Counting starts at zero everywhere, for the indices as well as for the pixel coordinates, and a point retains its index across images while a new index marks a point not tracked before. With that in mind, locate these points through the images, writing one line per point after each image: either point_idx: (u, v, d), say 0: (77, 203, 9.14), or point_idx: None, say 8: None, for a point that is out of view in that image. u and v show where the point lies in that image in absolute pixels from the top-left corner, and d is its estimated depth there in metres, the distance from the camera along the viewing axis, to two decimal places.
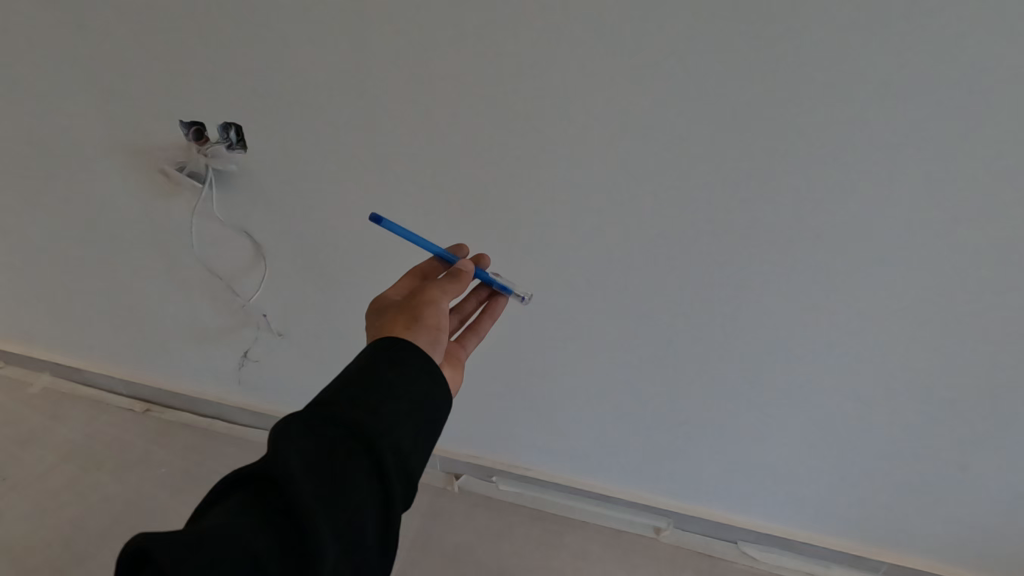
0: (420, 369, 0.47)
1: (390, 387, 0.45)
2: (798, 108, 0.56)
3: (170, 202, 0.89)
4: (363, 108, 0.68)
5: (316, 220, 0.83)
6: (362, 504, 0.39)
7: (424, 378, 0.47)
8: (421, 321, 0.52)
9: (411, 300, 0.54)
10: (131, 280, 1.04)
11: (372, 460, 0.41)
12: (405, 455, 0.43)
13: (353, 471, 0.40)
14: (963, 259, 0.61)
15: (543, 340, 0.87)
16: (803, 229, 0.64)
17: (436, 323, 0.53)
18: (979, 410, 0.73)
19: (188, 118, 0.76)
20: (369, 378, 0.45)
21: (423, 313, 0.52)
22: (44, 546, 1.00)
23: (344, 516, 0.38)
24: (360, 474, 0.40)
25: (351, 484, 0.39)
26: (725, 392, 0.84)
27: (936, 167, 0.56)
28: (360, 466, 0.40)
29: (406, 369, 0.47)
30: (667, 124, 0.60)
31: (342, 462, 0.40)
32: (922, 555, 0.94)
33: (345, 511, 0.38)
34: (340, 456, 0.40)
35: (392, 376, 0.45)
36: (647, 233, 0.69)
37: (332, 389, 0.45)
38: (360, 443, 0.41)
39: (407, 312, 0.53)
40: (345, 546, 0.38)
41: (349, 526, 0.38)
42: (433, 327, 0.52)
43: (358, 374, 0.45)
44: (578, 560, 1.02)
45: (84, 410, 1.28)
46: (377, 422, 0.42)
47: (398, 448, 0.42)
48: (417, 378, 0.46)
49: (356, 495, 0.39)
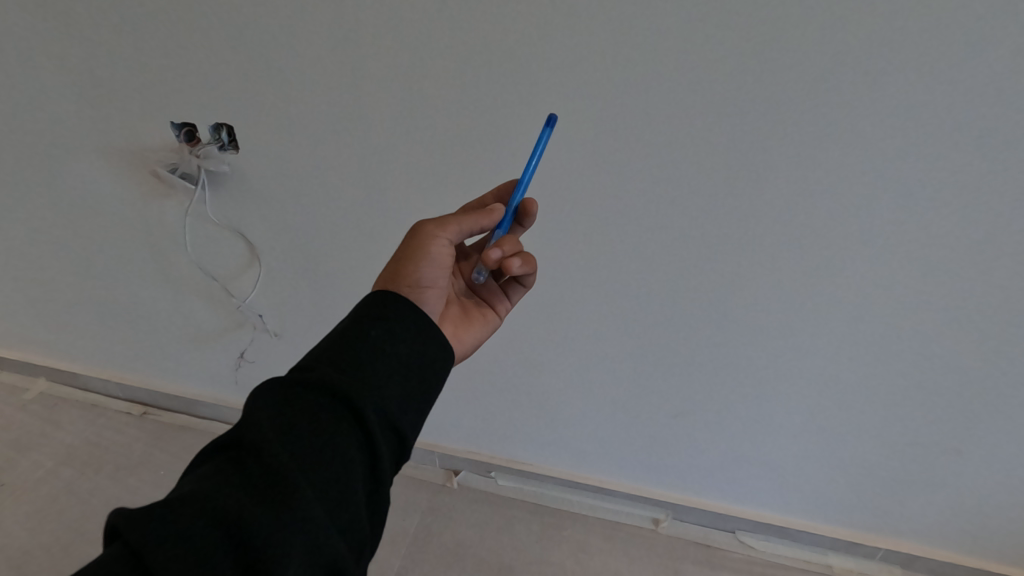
0: (408, 326, 0.47)
1: (373, 347, 0.45)
2: (787, 99, 0.56)
3: (163, 203, 0.89)
4: (356, 106, 0.68)
5: (311, 219, 0.83)
6: (348, 464, 0.40)
7: (414, 338, 0.47)
8: (401, 279, 0.51)
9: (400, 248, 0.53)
10: (126, 282, 1.04)
11: (358, 422, 0.41)
12: (391, 415, 0.43)
13: (340, 432, 0.40)
14: (952, 247, 0.62)
15: (539, 335, 0.87)
16: (795, 218, 0.64)
17: (417, 276, 0.51)
18: (971, 396, 0.74)
19: (179, 118, 0.76)
20: (351, 339, 0.45)
21: (404, 269, 0.51)
22: (43, 552, 1.00)
23: (330, 477, 0.38)
24: (344, 435, 0.40)
25: (335, 446, 0.39)
26: (721, 382, 0.84)
27: (927, 155, 0.57)
28: (344, 427, 0.41)
29: (395, 328, 0.46)
30: (658, 118, 0.60)
31: (324, 424, 0.40)
32: (918, 540, 0.95)
33: (330, 472, 0.39)
34: (323, 417, 0.40)
35: (378, 336, 0.45)
36: (639, 226, 0.69)
37: (317, 353, 0.45)
38: (342, 404, 0.41)
39: (392, 264, 0.52)
40: (333, 507, 0.38)
41: (336, 486, 0.38)
42: (416, 285, 0.51)
43: (342, 336, 0.45)
44: (578, 553, 1.03)
45: (81, 414, 1.27)
46: (361, 384, 0.42)
47: (383, 408, 0.43)
48: (402, 336, 0.46)
49: (341, 455, 0.39)
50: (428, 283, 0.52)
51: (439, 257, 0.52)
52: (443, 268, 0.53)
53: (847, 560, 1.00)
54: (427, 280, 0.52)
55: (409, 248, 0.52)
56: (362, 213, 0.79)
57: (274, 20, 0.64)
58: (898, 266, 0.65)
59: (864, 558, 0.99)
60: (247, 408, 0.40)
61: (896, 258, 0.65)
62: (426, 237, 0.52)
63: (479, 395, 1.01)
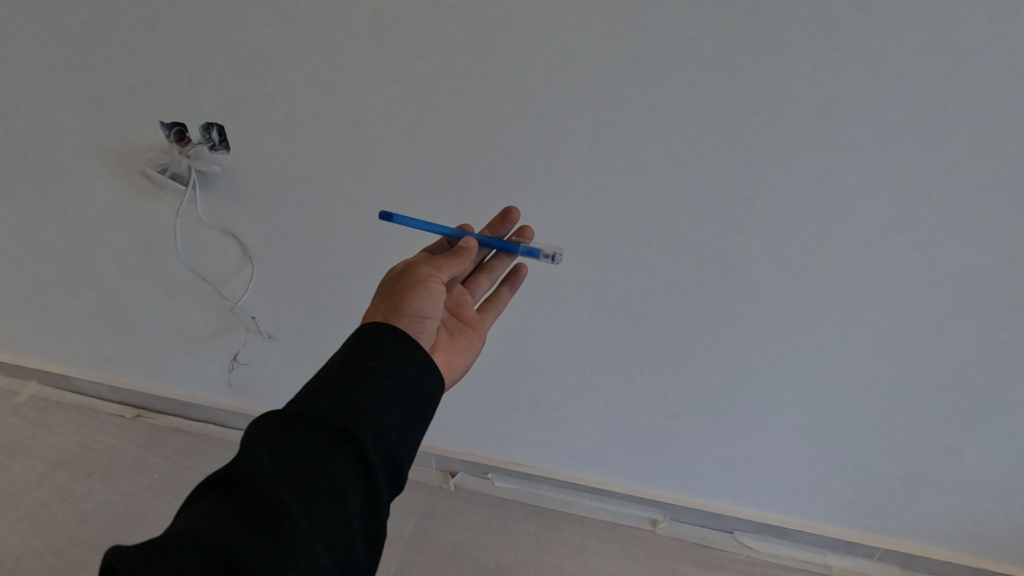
0: (404, 354, 0.46)
1: (373, 378, 0.44)
2: (787, 99, 0.55)
3: (154, 204, 0.87)
4: (349, 106, 0.67)
5: (303, 220, 0.82)
6: (345, 497, 0.39)
7: (413, 366, 0.46)
8: (403, 310, 0.52)
9: (399, 283, 0.54)
10: (117, 284, 1.02)
11: (356, 454, 0.40)
12: (389, 447, 0.42)
13: (338, 466, 0.39)
14: (952, 246, 0.61)
15: (536, 336, 0.87)
16: (793, 218, 0.64)
17: (419, 308, 0.52)
18: (970, 395, 0.74)
19: (169, 118, 0.74)
20: (352, 370, 0.44)
21: (406, 301, 0.52)
22: (34, 557, 0.98)
23: (326, 512, 0.38)
24: (342, 469, 0.39)
25: (332, 478, 0.39)
26: (718, 383, 0.84)
27: (928, 153, 0.56)
28: (342, 460, 0.40)
29: (394, 357, 0.46)
30: (655, 117, 0.59)
31: (321, 459, 0.39)
32: (917, 539, 0.94)
33: (327, 507, 0.38)
34: (321, 451, 0.39)
35: (378, 366, 0.45)
36: (636, 226, 0.69)
37: (316, 384, 0.44)
38: (340, 435, 0.41)
39: (391, 298, 0.53)
40: (330, 541, 0.37)
41: (334, 521, 0.38)
42: (416, 316, 0.52)
43: (341, 366, 0.45)
44: (576, 554, 1.02)
45: (73, 418, 1.26)
46: (360, 415, 0.42)
47: (382, 440, 0.42)
48: (401, 365, 0.45)
49: (338, 490, 0.38)
50: (428, 314, 0.53)
51: (437, 290, 0.54)
52: (440, 301, 0.54)
53: (847, 560, 0.99)
54: (427, 312, 0.53)
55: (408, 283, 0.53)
56: (356, 214, 0.78)
57: (265, 17, 0.62)
58: (898, 265, 0.65)
59: (863, 558, 0.99)
60: (245, 441, 0.40)
61: (895, 258, 0.64)
62: (424, 274, 0.54)
63: (475, 396, 1.00)
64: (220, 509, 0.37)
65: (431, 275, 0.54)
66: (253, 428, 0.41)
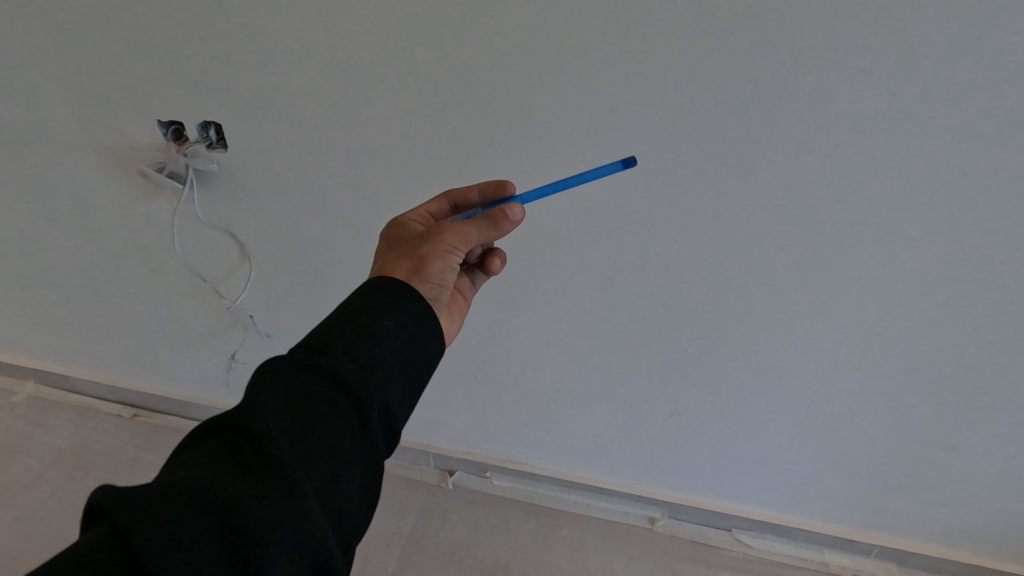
0: (415, 319, 0.46)
1: (382, 339, 0.43)
2: (783, 100, 0.56)
3: (151, 202, 0.87)
4: (347, 104, 0.67)
5: (301, 219, 0.82)
6: (346, 456, 0.38)
7: (422, 331, 0.46)
8: (424, 275, 0.50)
9: (422, 243, 0.51)
10: (115, 284, 1.02)
11: (360, 414, 0.40)
12: (391, 410, 0.42)
13: (342, 423, 0.39)
14: (948, 245, 0.62)
15: (536, 335, 0.87)
16: (792, 216, 0.64)
17: (440, 277, 0.51)
18: (969, 393, 0.74)
19: (166, 117, 0.74)
20: (363, 328, 0.43)
21: (429, 267, 0.50)
22: (32, 555, 0.98)
23: (326, 469, 0.37)
24: (345, 428, 0.39)
25: (335, 436, 0.38)
26: (716, 381, 0.84)
27: (929, 151, 0.56)
28: (346, 419, 0.39)
29: (405, 321, 0.45)
30: (653, 116, 0.59)
31: (326, 415, 0.38)
32: (913, 537, 0.95)
33: (328, 463, 0.37)
34: (326, 408, 0.39)
35: (390, 327, 0.44)
36: (634, 224, 0.69)
37: (322, 336, 0.43)
38: (346, 394, 0.40)
39: (413, 257, 0.50)
40: (328, 501, 0.37)
41: (334, 479, 0.37)
42: (436, 283, 0.51)
43: (350, 321, 0.44)
44: (574, 552, 1.02)
45: (70, 418, 1.26)
46: (368, 375, 0.41)
47: (385, 402, 0.42)
48: (410, 329, 0.45)
49: (341, 448, 0.38)
50: (446, 283, 0.52)
51: (457, 260, 0.52)
52: (456, 270, 0.53)
53: (844, 557, 1.00)
54: (445, 282, 0.52)
55: (434, 247, 0.50)
56: (354, 212, 0.78)
57: (263, 15, 0.62)
58: (896, 263, 0.65)
59: (860, 555, 0.99)
60: (248, 389, 0.39)
61: (894, 255, 0.64)
62: (450, 241, 0.51)
63: (474, 394, 1.00)
64: (217, 461, 0.35)
65: (456, 244, 0.51)
66: (256, 377, 0.39)
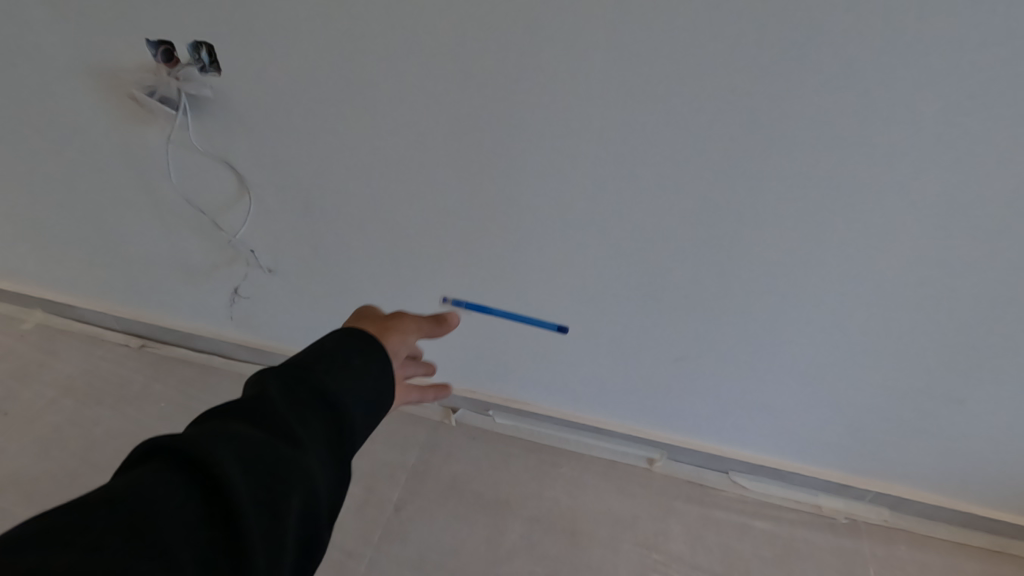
0: (378, 358, 0.50)
1: (347, 369, 0.47)
2: (812, 28, 0.52)
3: (144, 129, 0.83)
4: (351, 25, 0.64)
5: (303, 149, 0.79)
6: (314, 465, 0.41)
7: (384, 367, 0.50)
8: None
9: None
10: (114, 213, 1.00)
11: (328, 431, 0.43)
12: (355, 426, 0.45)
13: (309, 436, 0.42)
14: (975, 189, 0.59)
15: (543, 276, 0.85)
16: (817, 154, 0.61)
17: None
18: (980, 343, 0.73)
19: (155, 36, 0.70)
20: (328, 360, 0.47)
21: None
22: (50, 478, 1.02)
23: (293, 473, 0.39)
24: (313, 440, 0.42)
25: (302, 446, 0.41)
26: (727, 324, 0.82)
27: (966, 90, 0.53)
28: (313, 433, 0.43)
29: (369, 362, 0.49)
30: (673, 42, 0.56)
31: (295, 428, 0.42)
32: (907, 483, 0.97)
33: (298, 469, 0.40)
34: (296, 423, 0.42)
35: (356, 363, 0.48)
36: (650, 157, 0.66)
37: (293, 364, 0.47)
38: (313, 415, 0.43)
39: None
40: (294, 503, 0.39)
41: (301, 483, 0.40)
42: None
43: (321, 356, 0.48)
44: (573, 488, 1.05)
45: (79, 346, 1.26)
46: (334, 395, 0.45)
47: (350, 420, 0.45)
48: (373, 364, 0.49)
49: (307, 455, 0.41)
50: None
51: None
52: None
53: (838, 501, 1.01)
54: None
55: None
56: (360, 142, 0.76)
57: None
58: (920, 209, 0.63)
59: (854, 499, 1.01)
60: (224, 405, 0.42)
61: (920, 200, 0.62)
62: None
63: (479, 336, 0.99)
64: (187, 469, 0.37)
65: None
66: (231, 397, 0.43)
